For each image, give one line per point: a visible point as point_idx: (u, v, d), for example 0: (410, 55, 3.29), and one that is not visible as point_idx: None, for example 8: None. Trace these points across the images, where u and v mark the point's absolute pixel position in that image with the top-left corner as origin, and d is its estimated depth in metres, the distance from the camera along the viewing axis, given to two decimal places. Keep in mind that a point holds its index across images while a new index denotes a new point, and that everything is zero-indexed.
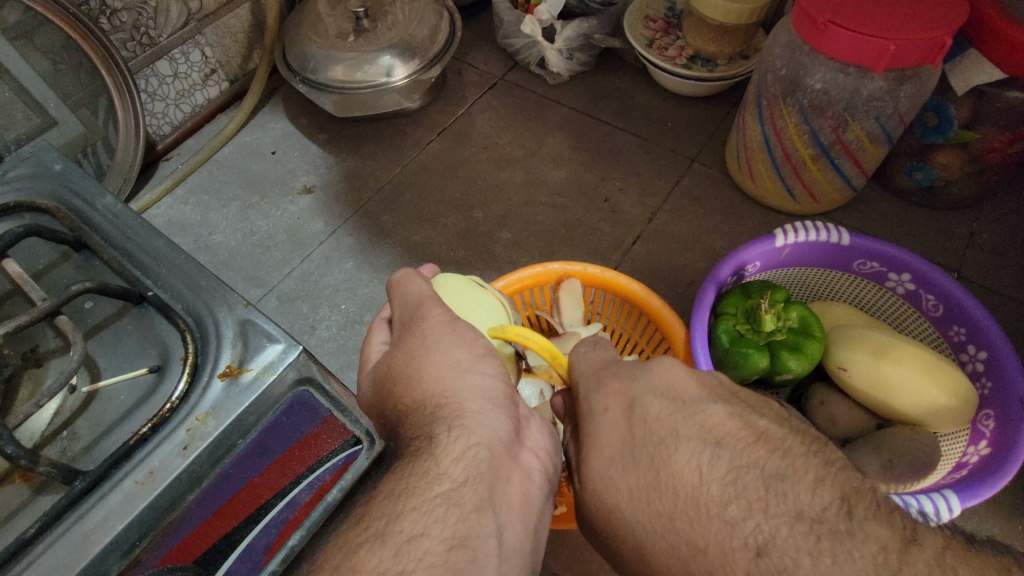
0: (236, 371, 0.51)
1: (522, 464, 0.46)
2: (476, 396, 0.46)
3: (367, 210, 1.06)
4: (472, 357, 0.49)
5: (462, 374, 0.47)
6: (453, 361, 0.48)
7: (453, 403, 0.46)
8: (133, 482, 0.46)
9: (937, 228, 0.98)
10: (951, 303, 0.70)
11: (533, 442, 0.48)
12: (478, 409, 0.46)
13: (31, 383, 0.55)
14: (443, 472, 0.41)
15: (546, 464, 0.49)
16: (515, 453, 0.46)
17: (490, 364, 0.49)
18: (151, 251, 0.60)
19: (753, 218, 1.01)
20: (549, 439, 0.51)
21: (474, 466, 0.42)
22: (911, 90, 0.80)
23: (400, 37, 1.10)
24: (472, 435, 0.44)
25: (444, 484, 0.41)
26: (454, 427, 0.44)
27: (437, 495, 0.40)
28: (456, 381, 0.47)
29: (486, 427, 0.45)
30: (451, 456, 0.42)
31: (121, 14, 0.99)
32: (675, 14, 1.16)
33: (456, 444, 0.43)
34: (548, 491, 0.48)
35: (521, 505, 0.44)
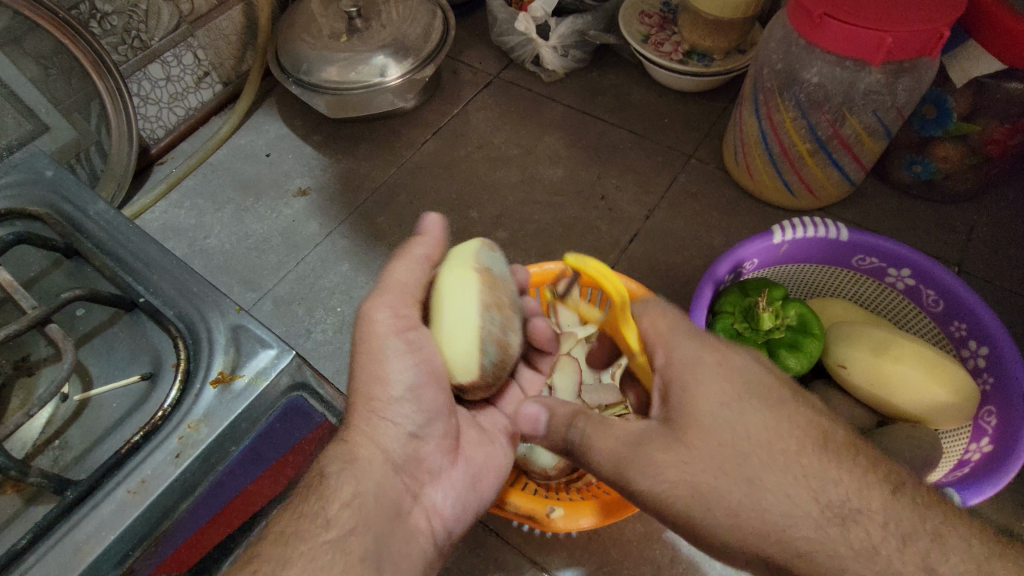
0: (228, 378, 0.51)
1: (409, 523, 0.52)
2: (376, 443, 0.52)
3: (362, 212, 1.06)
4: (390, 396, 0.53)
5: (376, 411, 0.53)
6: (370, 394, 0.53)
7: (352, 445, 0.51)
8: (125, 491, 0.46)
9: (937, 222, 0.97)
10: (952, 299, 0.69)
11: (428, 503, 0.54)
12: (372, 454, 0.51)
13: (22, 392, 0.55)
14: (330, 519, 0.46)
15: (437, 526, 0.54)
16: (405, 509, 0.52)
17: (408, 403, 0.53)
18: (142, 257, 0.59)
19: (752, 213, 1.00)
20: (452, 500, 0.56)
21: (358, 518, 0.47)
22: (909, 82, 0.79)
23: (393, 36, 1.09)
24: (360, 485, 0.49)
25: (332, 532, 0.45)
26: (343, 471, 0.49)
27: (324, 543, 0.44)
28: (369, 422, 0.52)
29: (376, 480, 0.50)
30: (337, 503, 0.47)
31: (112, 17, 0.99)
32: (671, 9, 1.15)
33: (345, 489, 0.48)
34: (435, 553, 0.54)
35: (403, 560, 0.49)
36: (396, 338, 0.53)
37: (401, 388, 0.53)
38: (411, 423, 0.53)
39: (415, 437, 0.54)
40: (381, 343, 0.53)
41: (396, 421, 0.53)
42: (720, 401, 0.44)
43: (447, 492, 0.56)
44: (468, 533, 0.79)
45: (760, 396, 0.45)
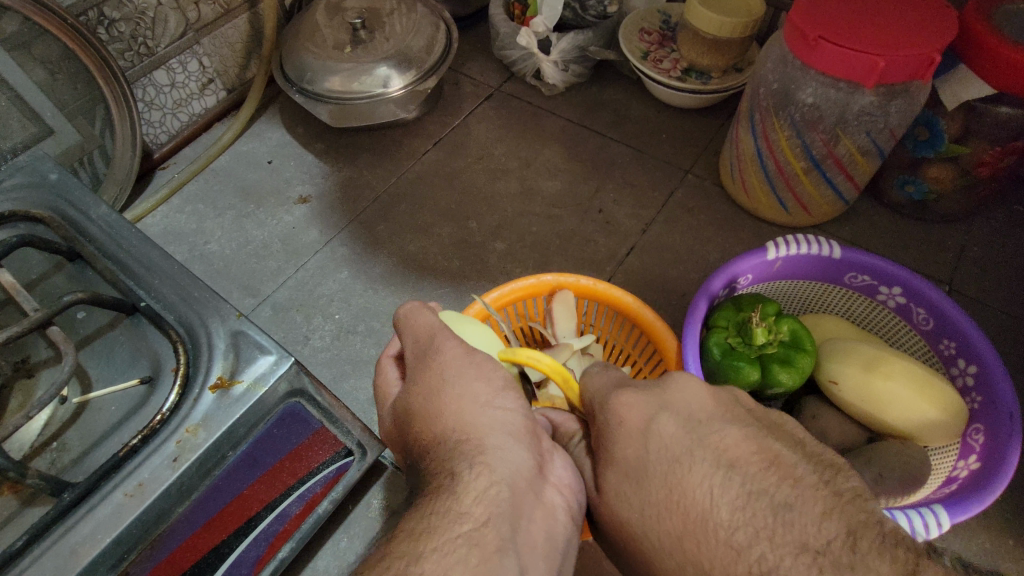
0: (227, 383, 0.51)
1: (545, 501, 0.43)
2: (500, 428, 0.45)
3: (362, 220, 1.07)
4: (492, 388, 0.47)
5: (484, 398, 0.46)
6: (474, 390, 0.47)
7: (474, 435, 0.44)
8: (123, 494, 0.46)
9: (928, 242, 0.99)
10: (942, 318, 0.70)
11: (556, 477, 0.46)
12: (501, 442, 0.44)
13: (21, 395, 0.55)
14: (465, 512, 0.38)
15: (570, 501, 0.46)
16: (537, 488, 0.43)
17: (511, 395, 0.47)
18: (145, 261, 0.60)
19: (747, 229, 1.02)
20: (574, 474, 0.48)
21: (496, 505, 0.39)
22: (902, 105, 0.81)
23: (397, 48, 1.11)
24: (494, 471, 0.41)
25: (465, 524, 0.38)
26: (473, 463, 0.41)
27: (458, 536, 0.37)
28: (480, 414, 0.45)
29: (509, 463, 0.43)
30: (472, 494, 0.39)
31: (119, 24, 1.00)
32: (670, 27, 1.17)
33: (478, 478, 0.40)
34: (571, 531, 0.45)
35: (545, 545, 0.41)
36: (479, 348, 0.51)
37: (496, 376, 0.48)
38: (521, 407, 0.47)
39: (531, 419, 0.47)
40: (459, 354, 0.49)
41: (507, 406, 0.46)
42: (619, 474, 0.44)
43: (569, 467, 0.48)
44: None
45: (656, 468, 0.42)
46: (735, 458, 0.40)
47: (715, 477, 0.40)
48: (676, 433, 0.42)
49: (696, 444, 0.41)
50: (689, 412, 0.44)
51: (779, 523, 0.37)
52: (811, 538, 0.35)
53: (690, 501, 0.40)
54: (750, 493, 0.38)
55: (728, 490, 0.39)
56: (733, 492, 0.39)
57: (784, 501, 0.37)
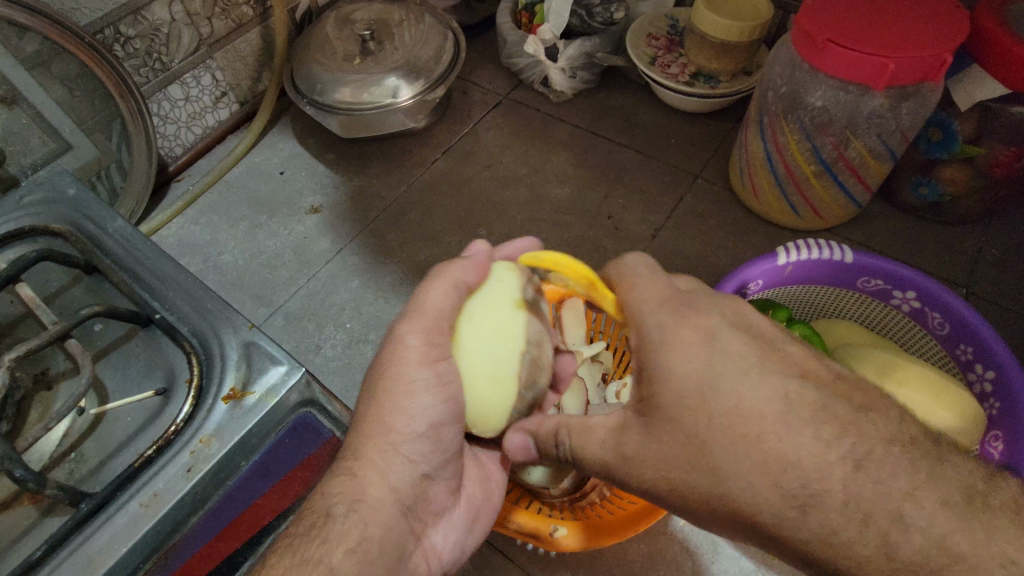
0: (240, 394, 0.52)
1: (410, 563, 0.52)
2: (387, 483, 0.51)
3: (372, 229, 1.08)
4: (407, 434, 0.52)
5: (392, 447, 0.52)
6: (388, 427, 0.52)
7: (359, 486, 0.50)
8: (139, 504, 0.47)
9: (944, 244, 0.97)
10: (958, 323, 0.69)
11: (428, 543, 0.55)
12: (382, 495, 0.51)
13: (40, 406, 0.56)
14: (334, 565, 0.44)
15: (433, 565, 0.55)
16: (406, 549, 0.51)
17: (421, 445, 0.53)
18: (160, 275, 0.61)
19: (758, 233, 1.01)
20: (449, 539, 0.57)
21: (365, 558, 0.46)
22: (913, 107, 0.80)
23: (406, 59, 1.12)
24: (365, 527, 0.48)
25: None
26: (350, 515, 0.48)
27: None
28: (387, 464, 0.52)
29: (381, 521, 0.49)
30: (343, 547, 0.45)
31: (134, 41, 1.02)
32: (678, 31, 1.17)
33: (352, 532, 0.47)
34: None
35: None
36: (426, 369, 0.52)
37: (419, 427, 0.53)
38: (423, 462, 0.53)
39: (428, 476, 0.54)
40: (407, 375, 0.52)
41: (411, 461, 0.53)
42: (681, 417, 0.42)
43: (447, 535, 0.57)
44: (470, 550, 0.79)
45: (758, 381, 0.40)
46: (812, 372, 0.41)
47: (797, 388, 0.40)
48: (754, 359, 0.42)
49: (758, 359, 0.42)
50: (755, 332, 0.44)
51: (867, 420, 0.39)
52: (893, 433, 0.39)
53: (767, 417, 0.39)
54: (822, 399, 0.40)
55: (803, 398, 0.40)
56: (809, 399, 0.40)
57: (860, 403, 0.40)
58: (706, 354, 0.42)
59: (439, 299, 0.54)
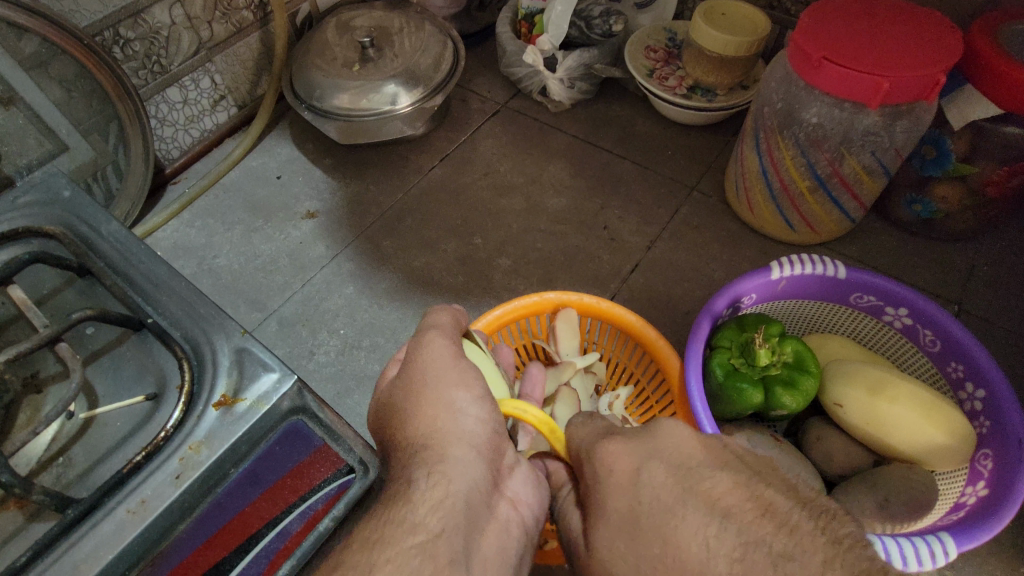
0: (231, 400, 0.52)
1: (499, 516, 0.49)
2: (464, 439, 0.51)
3: (368, 235, 1.08)
4: (471, 397, 0.53)
5: (459, 412, 0.52)
6: (452, 398, 0.53)
7: (439, 446, 0.50)
8: (126, 511, 0.47)
9: (937, 261, 0.98)
10: (949, 340, 0.70)
11: (512, 494, 0.52)
12: (464, 454, 0.50)
13: (29, 409, 0.56)
14: (419, 523, 0.44)
15: (524, 518, 0.51)
16: (492, 502, 0.49)
17: (486, 406, 0.53)
18: (153, 278, 0.61)
19: (753, 247, 1.01)
20: (530, 492, 0.54)
21: (451, 517, 0.45)
22: (907, 125, 0.81)
23: (405, 66, 1.12)
24: (450, 484, 0.47)
25: (420, 535, 0.43)
26: (433, 475, 0.47)
27: (411, 547, 0.42)
28: (450, 421, 0.52)
29: (465, 475, 0.48)
30: (428, 505, 0.45)
31: (134, 43, 1.02)
32: (676, 44, 1.18)
33: (434, 490, 0.46)
34: (524, 547, 0.51)
35: (495, 557, 0.46)
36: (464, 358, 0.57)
37: (477, 391, 0.54)
38: (490, 421, 0.53)
39: (496, 435, 0.53)
40: (451, 360, 0.56)
41: (477, 418, 0.52)
42: (620, 513, 0.43)
43: (527, 487, 0.54)
44: None
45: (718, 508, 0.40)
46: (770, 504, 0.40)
47: (714, 528, 0.39)
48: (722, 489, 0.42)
49: (686, 493, 0.42)
50: (679, 456, 0.44)
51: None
52: None
53: (687, 562, 0.39)
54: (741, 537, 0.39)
55: (724, 542, 0.39)
56: (728, 544, 0.39)
57: (782, 551, 0.38)
58: (632, 493, 0.43)
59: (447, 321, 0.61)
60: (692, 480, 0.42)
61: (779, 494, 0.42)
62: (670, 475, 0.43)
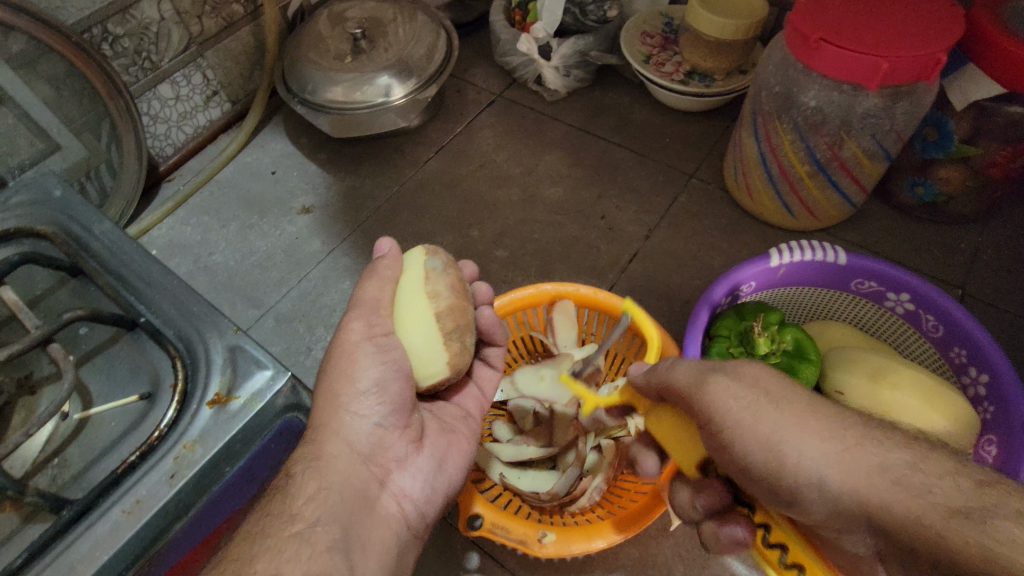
0: (224, 399, 0.51)
1: (381, 511, 0.51)
2: (341, 437, 0.51)
3: (364, 229, 1.07)
4: (352, 391, 0.52)
5: (342, 408, 0.51)
6: (337, 392, 0.52)
7: (315, 442, 0.50)
8: (120, 511, 0.46)
9: (940, 244, 0.96)
10: (952, 325, 0.68)
11: (398, 489, 0.53)
12: (339, 451, 0.50)
13: (24, 410, 0.56)
14: (296, 514, 0.45)
15: (409, 511, 0.53)
16: (373, 498, 0.50)
17: (376, 399, 0.52)
18: (145, 277, 0.60)
19: (752, 234, 1.00)
20: (421, 484, 0.55)
21: (327, 509, 0.46)
22: (908, 106, 0.79)
23: (397, 57, 1.11)
24: (324, 478, 0.48)
25: (298, 524, 0.44)
26: (308, 469, 0.48)
27: (291, 535, 0.43)
28: (334, 416, 0.51)
29: (340, 471, 0.49)
30: (304, 498, 0.46)
31: (123, 40, 1.01)
32: (673, 29, 1.16)
33: (308, 485, 0.47)
34: (408, 539, 0.52)
35: (376, 547, 0.48)
36: (369, 343, 0.53)
37: (360, 384, 0.52)
38: (373, 414, 0.52)
39: (383, 429, 0.53)
40: (353, 349, 0.53)
41: (358, 414, 0.51)
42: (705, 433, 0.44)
43: (416, 478, 0.54)
44: (459, 551, 0.78)
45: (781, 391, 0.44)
46: None
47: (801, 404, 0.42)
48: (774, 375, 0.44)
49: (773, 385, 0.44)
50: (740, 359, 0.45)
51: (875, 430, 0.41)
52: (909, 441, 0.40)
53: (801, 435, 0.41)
54: (875, 466, 0.37)
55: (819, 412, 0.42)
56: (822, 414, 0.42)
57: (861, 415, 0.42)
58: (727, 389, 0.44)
59: (375, 293, 0.56)
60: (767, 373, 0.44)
61: None
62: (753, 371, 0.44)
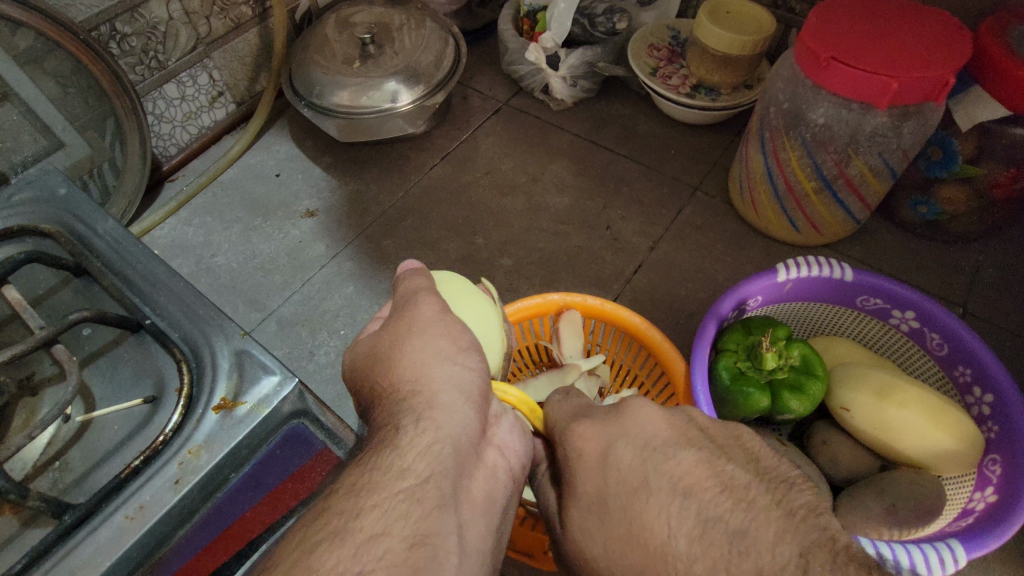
0: (231, 404, 0.51)
1: (487, 463, 0.46)
2: (451, 385, 0.46)
3: (369, 234, 1.07)
4: (456, 347, 0.49)
5: (447, 358, 0.47)
6: (437, 346, 0.48)
7: (428, 389, 0.45)
8: (124, 516, 0.45)
9: (942, 263, 0.97)
10: (957, 344, 0.69)
11: (500, 442, 0.48)
12: (451, 399, 0.45)
13: (25, 412, 0.55)
14: (407, 468, 0.40)
15: (511, 464, 0.48)
16: (480, 451, 0.45)
17: (472, 356, 0.49)
18: (151, 278, 0.59)
19: (756, 248, 1.01)
20: (521, 439, 0.51)
21: (439, 462, 0.41)
22: (915, 126, 0.80)
23: (406, 63, 1.11)
24: (438, 430, 0.43)
25: (408, 479, 0.39)
26: (423, 420, 0.43)
27: (400, 490, 0.38)
28: (435, 368, 0.47)
29: (456, 421, 0.44)
30: (416, 450, 0.41)
31: (130, 39, 1.01)
32: (679, 42, 1.17)
33: (423, 437, 0.42)
34: (511, 491, 0.48)
35: (483, 502, 0.43)
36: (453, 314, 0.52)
37: (462, 342, 0.49)
38: (482, 368, 0.49)
39: (486, 381, 0.49)
40: (438, 318, 0.51)
41: (456, 362, 0.48)
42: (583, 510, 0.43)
43: (515, 433, 0.50)
44: None
45: (620, 499, 0.41)
46: (690, 485, 0.39)
47: (671, 508, 0.39)
48: (634, 461, 0.42)
49: (650, 473, 0.41)
50: (644, 437, 0.43)
51: (735, 551, 0.36)
52: (765, 563, 0.35)
53: (651, 540, 0.39)
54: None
55: (685, 521, 0.38)
56: (689, 521, 0.38)
57: (737, 528, 0.37)
58: (602, 475, 0.43)
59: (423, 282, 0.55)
60: (658, 462, 0.41)
61: (738, 468, 0.41)
62: (638, 457, 0.42)
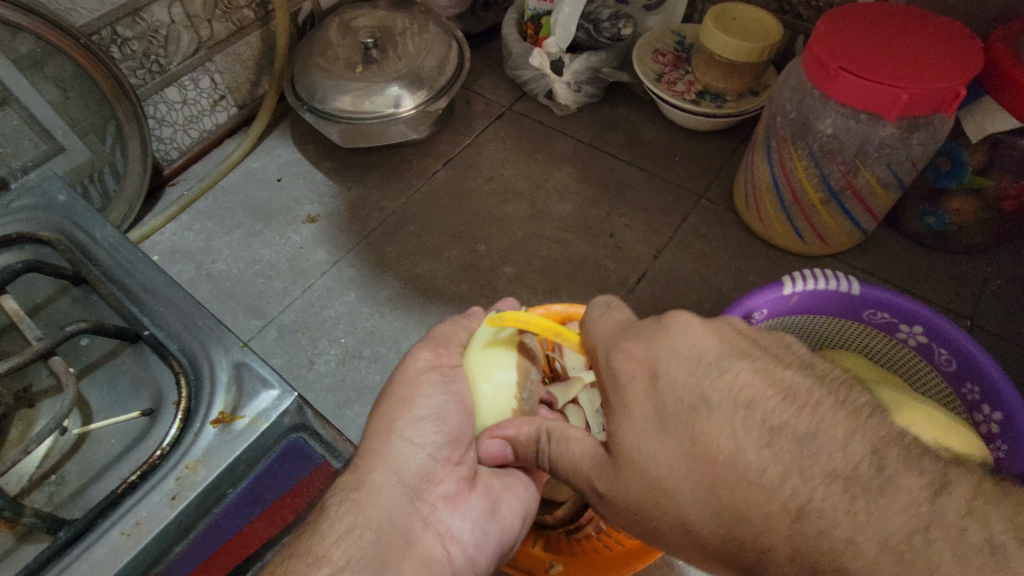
0: (229, 418, 0.50)
1: (420, 550, 0.49)
2: (388, 466, 0.52)
3: (370, 241, 1.06)
4: (412, 418, 0.54)
5: (394, 434, 0.53)
6: (392, 416, 0.54)
7: (363, 472, 0.51)
8: (120, 533, 0.45)
9: (950, 274, 0.96)
10: (965, 360, 0.68)
11: (444, 527, 0.52)
12: (382, 480, 0.51)
13: (21, 425, 0.54)
14: (323, 557, 0.44)
15: (454, 552, 0.51)
16: (411, 537, 0.49)
17: (425, 428, 0.53)
18: (150, 288, 0.58)
19: (762, 257, 1.00)
20: (472, 526, 0.53)
21: (354, 548, 0.46)
22: (924, 138, 0.79)
23: (408, 68, 1.10)
24: (359, 515, 0.48)
25: (324, 568, 0.44)
26: (345, 502, 0.49)
27: None
28: (383, 443, 0.53)
29: (377, 507, 0.49)
30: (332, 537, 0.46)
31: (132, 42, 1.00)
32: (684, 48, 1.15)
33: (343, 519, 0.47)
34: None
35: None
36: (435, 370, 0.57)
37: (425, 410, 0.54)
38: (429, 444, 0.53)
39: (432, 463, 0.53)
40: (417, 374, 0.57)
41: (414, 441, 0.53)
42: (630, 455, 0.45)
43: (466, 520, 0.53)
44: None
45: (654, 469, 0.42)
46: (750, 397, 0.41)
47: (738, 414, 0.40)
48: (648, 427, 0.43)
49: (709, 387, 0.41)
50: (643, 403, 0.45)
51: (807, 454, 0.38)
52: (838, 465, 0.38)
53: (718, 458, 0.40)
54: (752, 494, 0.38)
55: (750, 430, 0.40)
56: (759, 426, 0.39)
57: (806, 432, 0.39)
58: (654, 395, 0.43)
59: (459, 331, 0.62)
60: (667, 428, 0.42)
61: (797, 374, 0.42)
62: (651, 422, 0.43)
